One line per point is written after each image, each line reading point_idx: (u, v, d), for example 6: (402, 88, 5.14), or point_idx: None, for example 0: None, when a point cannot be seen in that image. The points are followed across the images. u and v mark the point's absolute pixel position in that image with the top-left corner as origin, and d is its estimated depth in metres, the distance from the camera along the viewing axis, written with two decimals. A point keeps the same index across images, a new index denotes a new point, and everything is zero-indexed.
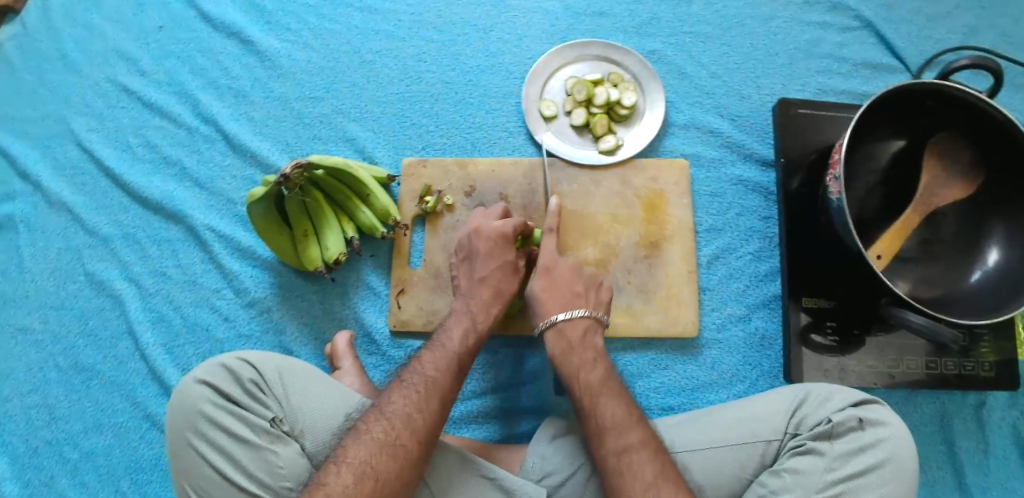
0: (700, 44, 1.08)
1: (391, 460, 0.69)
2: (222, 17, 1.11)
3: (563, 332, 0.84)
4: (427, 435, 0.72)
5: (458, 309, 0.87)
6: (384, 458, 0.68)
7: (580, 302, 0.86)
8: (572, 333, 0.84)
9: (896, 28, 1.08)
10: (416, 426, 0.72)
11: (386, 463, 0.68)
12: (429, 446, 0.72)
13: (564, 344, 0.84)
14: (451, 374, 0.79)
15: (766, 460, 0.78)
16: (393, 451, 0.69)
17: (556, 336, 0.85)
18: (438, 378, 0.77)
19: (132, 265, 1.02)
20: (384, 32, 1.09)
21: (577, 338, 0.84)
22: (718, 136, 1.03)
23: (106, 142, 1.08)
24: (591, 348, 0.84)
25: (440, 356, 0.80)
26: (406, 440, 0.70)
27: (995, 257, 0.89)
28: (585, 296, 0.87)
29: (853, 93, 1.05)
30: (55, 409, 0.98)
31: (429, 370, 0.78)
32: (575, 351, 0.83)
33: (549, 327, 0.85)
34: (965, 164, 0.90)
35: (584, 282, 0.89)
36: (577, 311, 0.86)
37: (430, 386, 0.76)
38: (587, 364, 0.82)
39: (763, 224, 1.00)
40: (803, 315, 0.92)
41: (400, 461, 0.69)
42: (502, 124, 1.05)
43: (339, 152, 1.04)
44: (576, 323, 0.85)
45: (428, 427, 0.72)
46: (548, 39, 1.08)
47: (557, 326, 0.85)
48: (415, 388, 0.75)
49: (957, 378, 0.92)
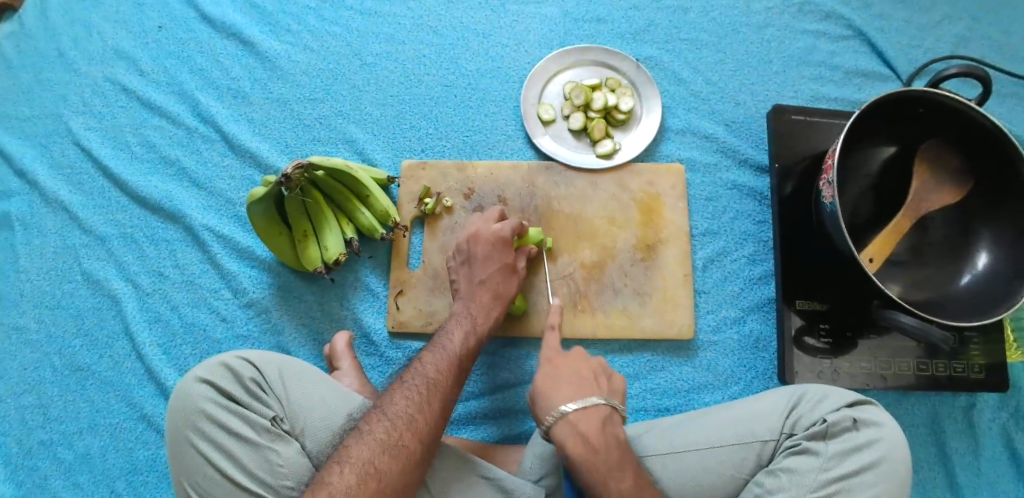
0: (696, 50, 1.10)
1: (394, 460, 0.69)
2: (223, 18, 1.12)
3: (579, 428, 0.71)
4: (429, 436, 0.72)
5: (458, 312, 0.88)
6: (387, 458, 0.69)
7: (589, 389, 0.75)
8: (588, 427, 0.71)
9: (887, 37, 1.10)
10: (419, 427, 0.72)
11: (388, 463, 0.68)
12: (430, 446, 0.72)
13: (584, 447, 0.70)
14: (452, 375, 0.79)
15: (761, 460, 0.79)
16: (395, 451, 0.69)
17: (568, 430, 0.71)
18: (438, 380, 0.77)
19: (129, 265, 1.02)
20: (384, 35, 1.10)
21: (597, 434, 0.71)
22: (714, 141, 1.05)
23: (104, 142, 1.08)
24: (615, 445, 0.72)
25: (441, 357, 0.80)
26: (409, 440, 0.71)
27: (984, 261, 0.91)
28: (597, 384, 0.75)
29: (845, 101, 1.07)
30: (50, 410, 0.97)
31: (430, 371, 0.78)
32: (599, 453, 0.70)
33: (558, 421, 0.72)
34: (954, 171, 0.92)
35: (592, 368, 0.77)
36: (590, 399, 0.73)
37: (432, 387, 0.76)
38: (616, 471, 0.70)
39: (758, 228, 1.01)
40: (798, 318, 0.94)
41: (402, 460, 0.69)
42: (501, 128, 1.06)
43: (339, 154, 1.05)
44: (591, 415, 0.72)
45: (431, 428, 0.73)
46: (547, 44, 1.09)
47: (568, 418, 0.72)
48: (417, 389, 0.76)
49: (947, 380, 0.93)
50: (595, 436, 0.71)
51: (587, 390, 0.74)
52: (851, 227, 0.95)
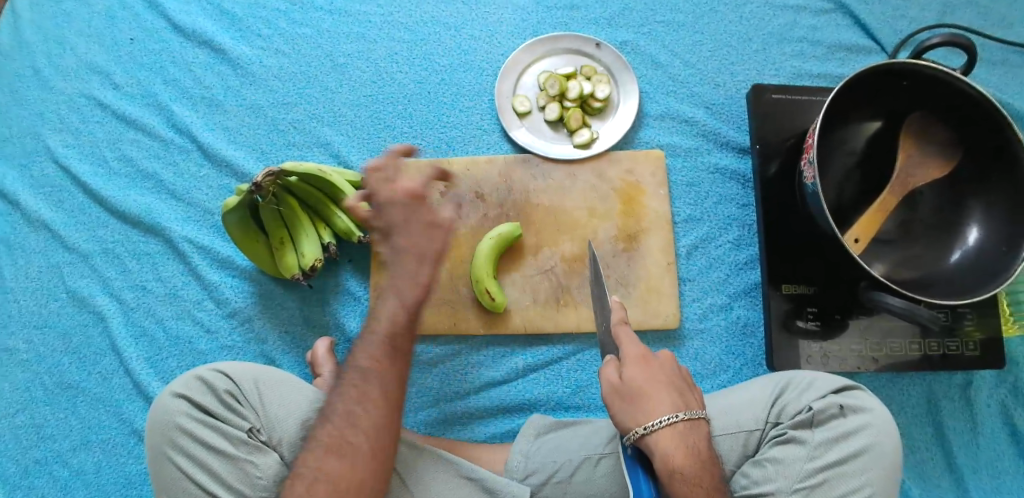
0: (673, 32, 1.07)
1: (339, 458, 0.70)
2: (193, 26, 1.10)
3: (686, 438, 0.67)
4: (376, 431, 0.71)
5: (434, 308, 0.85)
6: (330, 459, 0.70)
7: (687, 400, 0.70)
8: (694, 440, 0.68)
9: (870, 9, 1.07)
10: (360, 422, 0.71)
11: (333, 462, 0.69)
12: (381, 441, 0.72)
13: (688, 456, 0.66)
14: (400, 365, 0.74)
15: (748, 450, 0.77)
16: (338, 451, 0.70)
17: (674, 442, 0.66)
18: (376, 370, 0.73)
19: (113, 280, 1.02)
20: (355, 34, 1.09)
21: (698, 444, 0.68)
22: (694, 125, 1.03)
23: (82, 158, 1.07)
24: (708, 455, 0.68)
25: (371, 344, 0.74)
26: (353, 438, 0.70)
27: (975, 235, 0.88)
28: (686, 396, 0.71)
29: (828, 77, 1.04)
30: (43, 428, 0.98)
31: (373, 363, 0.74)
32: (701, 464, 0.67)
33: (663, 427, 0.66)
34: (941, 144, 0.89)
35: (681, 375, 0.73)
36: (692, 412, 0.69)
37: (375, 383, 0.73)
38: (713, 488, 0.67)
39: (741, 212, 0.99)
40: (785, 302, 0.92)
41: (350, 460, 0.70)
42: (476, 122, 1.04)
43: (315, 158, 1.04)
44: (695, 427, 0.69)
45: (375, 423, 0.71)
46: (520, 35, 1.07)
47: (674, 426, 0.67)
48: (361, 385, 0.73)
49: (941, 359, 0.91)
50: (695, 448, 0.67)
51: (685, 400, 0.70)
52: (837, 206, 0.93)
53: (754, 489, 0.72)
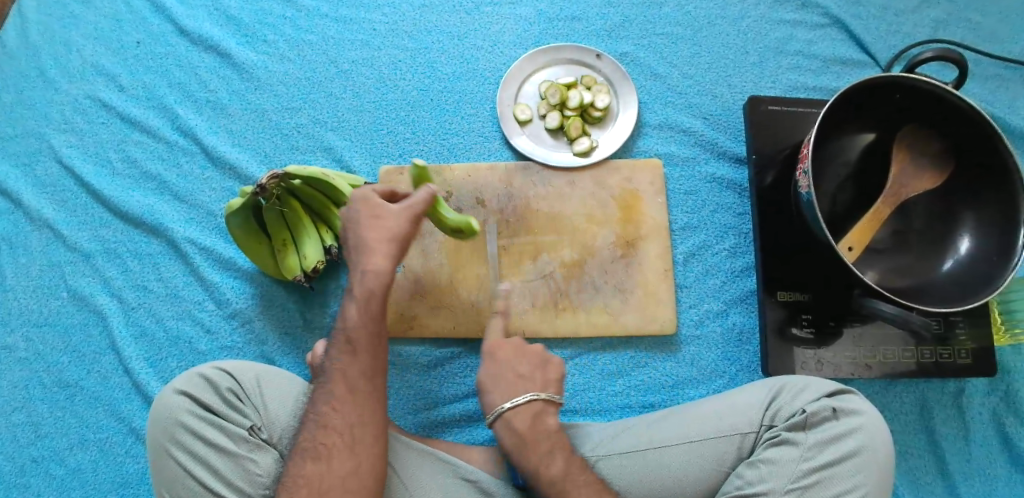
0: (672, 44, 1.09)
1: (317, 462, 0.69)
2: (198, 30, 1.12)
3: (512, 424, 0.76)
4: (348, 430, 0.71)
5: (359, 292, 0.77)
6: (310, 464, 0.69)
7: (524, 384, 0.78)
8: (518, 423, 0.76)
9: (864, 24, 1.09)
10: (331, 425, 0.71)
11: (312, 467, 0.69)
12: (355, 427, 0.71)
13: (516, 438, 0.75)
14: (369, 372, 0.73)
15: (743, 452, 0.78)
16: (315, 454, 0.70)
17: (505, 425, 0.77)
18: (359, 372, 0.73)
19: (114, 280, 1.03)
20: (359, 41, 1.11)
21: (528, 427, 0.76)
22: (691, 135, 1.05)
23: (86, 159, 1.09)
24: (543, 435, 0.76)
25: (355, 351, 0.74)
26: (326, 440, 0.70)
27: (966, 245, 0.90)
28: (530, 378, 0.79)
29: (823, 90, 1.07)
30: (41, 427, 0.98)
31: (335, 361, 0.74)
32: (530, 441, 0.75)
33: (496, 418, 0.77)
34: (932, 156, 0.91)
35: (532, 362, 0.80)
36: (520, 397, 0.77)
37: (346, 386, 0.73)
38: (545, 458, 0.74)
39: (738, 221, 1.01)
40: (780, 310, 0.93)
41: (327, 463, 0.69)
42: (478, 129, 1.06)
43: (318, 162, 1.05)
44: (523, 411, 0.77)
45: (347, 423, 0.71)
46: (522, 44, 1.09)
47: (503, 414, 0.76)
48: (350, 390, 0.72)
49: (934, 366, 0.92)
50: (525, 429, 0.76)
51: (519, 385, 0.78)
52: (832, 215, 0.95)
53: (747, 490, 0.73)
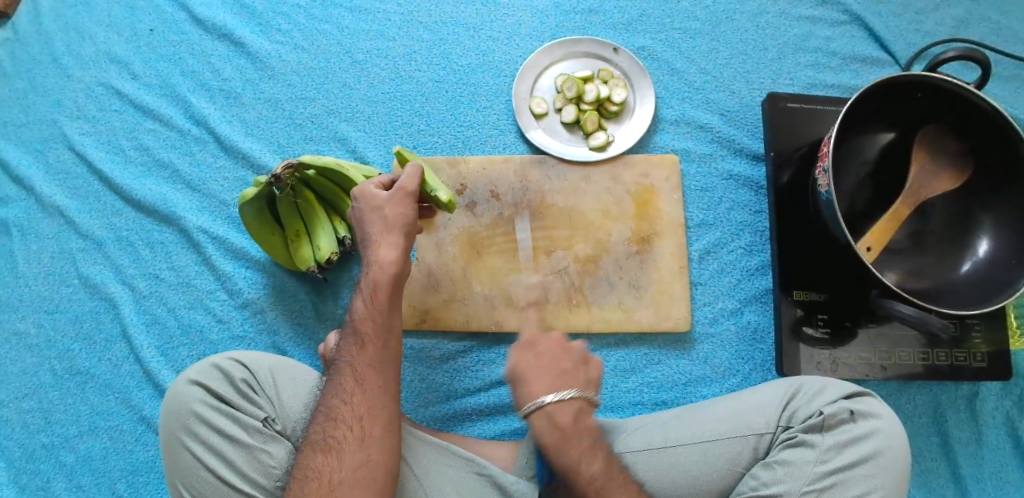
0: (690, 39, 1.08)
1: (328, 455, 0.68)
2: (213, 19, 1.11)
3: (554, 419, 0.72)
4: (359, 424, 0.69)
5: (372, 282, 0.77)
6: (320, 456, 0.68)
7: (567, 381, 0.74)
8: (564, 420, 0.72)
9: (885, 22, 1.08)
10: (341, 417, 0.70)
11: (326, 460, 0.68)
12: (366, 422, 0.70)
13: (556, 434, 0.72)
14: (374, 361, 0.73)
15: (758, 453, 0.77)
16: (324, 447, 0.68)
17: (545, 419, 0.72)
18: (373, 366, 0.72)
19: (125, 268, 1.02)
20: (374, 32, 1.09)
21: (572, 423, 0.72)
22: (708, 132, 1.04)
23: (98, 146, 1.08)
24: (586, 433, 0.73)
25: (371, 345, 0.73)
26: (336, 433, 0.69)
27: (985, 247, 0.89)
28: (573, 375, 0.75)
29: (842, 88, 1.06)
30: (51, 414, 0.98)
31: (350, 354, 0.73)
32: (571, 437, 0.72)
33: (536, 413, 0.72)
34: (953, 155, 0.90)
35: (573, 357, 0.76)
36: (568, 391, 0.72)
37: (354, 377, 0.72)
38: (586, 455, 0.72)
39: (754, 218, 1.00)
40: (795, 309, 0.93)
41: (337, 456, 0.68)
42: (492, 122, 1.05)
43: (331, 153, 1.05)
44: (567, 407, 0.72)
45: (358, 417, 0.70)
46: (539, 37, 1.08)
47: (545, 408, 0.72)
48: (363, 384, 0.72)
49: (950, 369, 0.92)
50: (568, 426, 0.72)
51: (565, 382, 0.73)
52: (850, 215, 0.94)
53: (764, 490, 0.73)
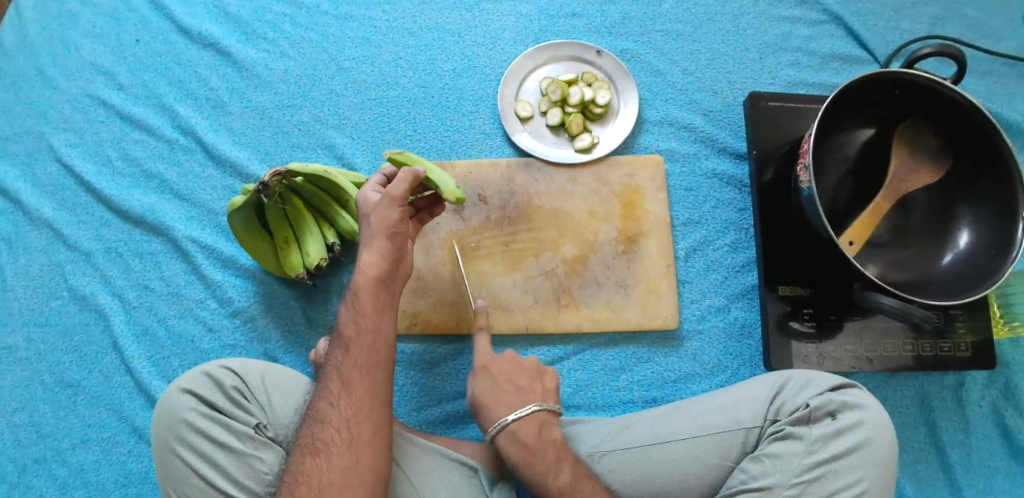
0: (672, 41, 1.09)
1: (316, 458, 0.69)
2: (198, 29, 1.12)
3: (517, 435, 0.78)
4: (346, 427, 0.70)
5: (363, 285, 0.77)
6: (308, 459, 0.69)
7: (526, 396, 0.82)
8: (528, 435, 0.78)
9: (863, 20, 1.10)
10: (328, 420, 0.71)
11: (312, 463, 0.68)
12: (354, 425, 0.70)
13: (519, 449, 0.77)
14: (363, 363, 0.73)
15: (747, 447, 0.78)
16: (312, 450, 0.69)
17: (508, 437, 0.78)
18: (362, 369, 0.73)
19: (115, 279, 1.02)
20: (360, 39, 1.10)
21: (533, 437, 0.78)
22: (692, 131, 1.05)
23: (85, 158, 1.08)
24: (551, 444, 0.78)
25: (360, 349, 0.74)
26: (324, 435, 0.70)
27: (966, 239, 0.90)
28: (529, 390, 0.83)
29: (822, 85, 1.07)
30: (42, 427, 0.98)
31: (338, 358, 0.74)
32: (534, 451, 0.77)
33: (500, 431, 0.78)
34: (932, 150, 0.92)
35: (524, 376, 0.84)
36: (527, 407, 0.80)
37: (343, 381, 0.72)
38: (553, 468, 0.75)
39: (739, 216, 1.02)
40: (782, 305, 0.94)
41: (325, 459, 0.69)
42: (479, 126, 1.06)
43: (319, 160, 1.05)
44: (527, 423, 0.79)
45: (346, 420, 0.70)
46: (523, 42, 1.10)
47: (508, 426, 0.78)
48: (351, 387, 0.72)
49: (935, 360, 0.93)
50: (534, 440, 0.77)
51: (521, 398, 0.81)
52: (832, 211, 0.96)
53: (753, 483, 0.73)
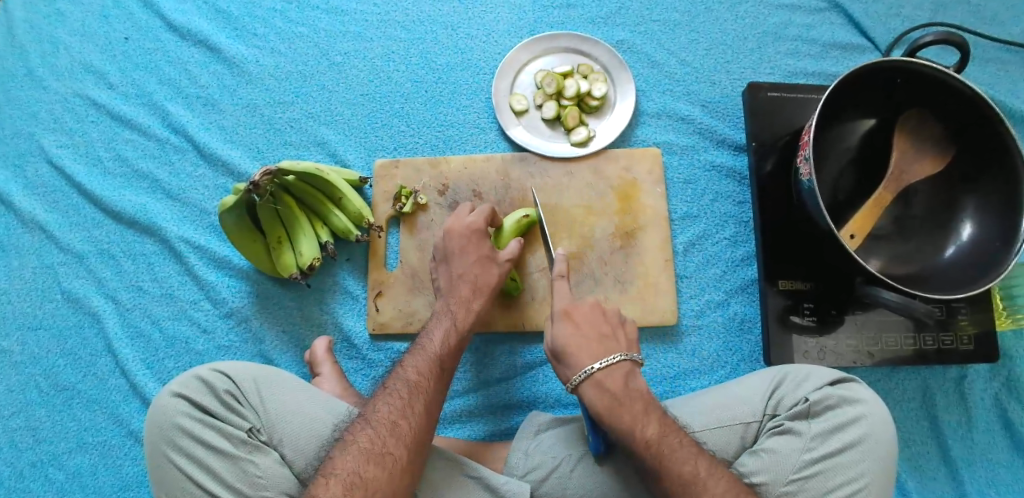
0: (668, 31, 1.08)
1: (380, 467, 0.69)
2: (187, 25, 1.10)
3: (602, 385, 0.76)
4: (382, 434, 0.71)
5: (440, 311, 0.86)
6: (372, 467, 0.69)
7: (611, 345, 0.80)
8: (612, 384, 0.76)
9: (863, 7, 1.08)
10: (370, 419, 0.73)
11: (375, 471, 0.69)
12: (391, 434, 0.71)
13: (607, 398, 0.75)
14: (433, 375, 0.78)
15: (746, 442, 0.77)
16: (380, 460, 0.69)
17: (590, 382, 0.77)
18: (422, 384, 0.76)
19: (108, 281, 1.01)
20: (351, 33, 1.09)
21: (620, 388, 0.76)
22: (689, 123, 1.03)
23: (75, 159, 1.07)
24: (639, 397, 0.75)
25: (423, 360, 0.79)
26: (359, 437, 0.71)
27: (969, 231, 0.89)
28: (613, 341, 0.80)
29: (822, 75, 1.05)
30: (39, 431, 0.97)
31: (406, 367, 0.78)
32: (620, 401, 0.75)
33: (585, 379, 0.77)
34: (934, 141, 0.90)
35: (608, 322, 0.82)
36: (612, 356, 0.78)
37: (413, 391, 0.75)
38: (640, 418, 0.73)
39: (738, 209, 1.00)
40: (781, 299, 0.93)
41: (388, 468, 0.69)
42: (473, 121, 1.04)
43: (311, 157, 1.04)
44: (614, 371, 0.77)
45: (380, 427, 0.72)
46: (516, 34, 1.08)
47: (593, 377, 0.77)
48: (410, 398, 0.75)
49: (936, 353, 0.92)
50: (620, 389, 0.76)
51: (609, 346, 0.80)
52: (832, 204, 0.94)
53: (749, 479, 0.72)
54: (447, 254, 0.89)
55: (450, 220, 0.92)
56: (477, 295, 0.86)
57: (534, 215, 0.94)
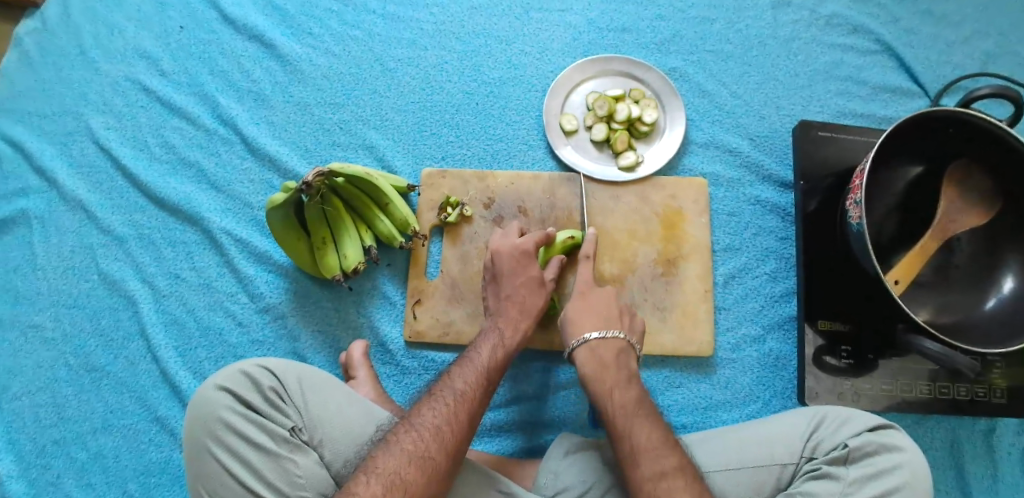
0: (721, 63, 1.08)
1: (421, 471, 0.68)
2: (245, 19, 1.11)
3: (604, 404, 0.77)
4: (426, 439, 0.71)
5: (486, 328, 0.87)
6: (413, 469, 0.68)
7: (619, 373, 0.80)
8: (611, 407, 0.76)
9: (916, 53, 1.08)
10: (415, 424, 0.72)
11: (415, 474, 0.68)
12: (435, 439, 0.71)
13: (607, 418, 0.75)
14: (481, 389, 0.78)
15: (781, 482, 0.77)
16: (419, 463, 0.69)
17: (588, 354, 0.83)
18: (469, 394, 0.76)
19: (147, 266, 1.02)
20: (406, 40, 1.10)
21: (620, 412, 0.76)
22: (736, 156, 1.04)
23: (123, 142, 1.08)
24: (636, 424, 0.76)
25: (469, 372, 0.79)
26: (404, 439, 0.71)
27: (1011, 285, 0.89)
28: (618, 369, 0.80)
29: (872, 117, 1.06)
30: (64, 409, 0.97)
31: (454, 376, 0.78)
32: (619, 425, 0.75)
33: (587, 378, 0.80)
34: (982, 192, 0.91)
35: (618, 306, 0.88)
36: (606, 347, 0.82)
37: (459, 400, 0.75)
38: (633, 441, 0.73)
39: (780, 245, 1.01)
40: (818, 338, 0.93)
41: (428, 473, 0.69)
42: (522, 137, 1.05)
43: (359, 159, 1.04)
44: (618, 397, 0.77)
45: (423, 433, 0.71)
46: (571, 54, 1.08)
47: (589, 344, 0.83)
48: (454, 406, 0.74)
49: (969, 404, 0.91)
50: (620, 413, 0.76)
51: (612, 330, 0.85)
52: (875, 247, 0.94)
53: None
54: (496, 275, 0.90)
55: (496, 240, 0.94)
56: (525, 316, 0.87)
57: (579, 237, 0.95)
